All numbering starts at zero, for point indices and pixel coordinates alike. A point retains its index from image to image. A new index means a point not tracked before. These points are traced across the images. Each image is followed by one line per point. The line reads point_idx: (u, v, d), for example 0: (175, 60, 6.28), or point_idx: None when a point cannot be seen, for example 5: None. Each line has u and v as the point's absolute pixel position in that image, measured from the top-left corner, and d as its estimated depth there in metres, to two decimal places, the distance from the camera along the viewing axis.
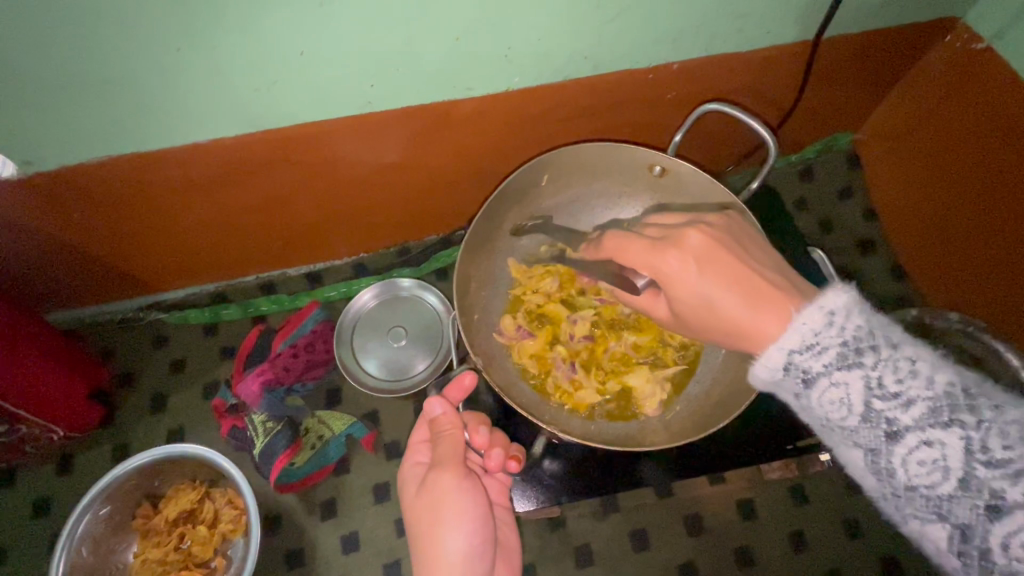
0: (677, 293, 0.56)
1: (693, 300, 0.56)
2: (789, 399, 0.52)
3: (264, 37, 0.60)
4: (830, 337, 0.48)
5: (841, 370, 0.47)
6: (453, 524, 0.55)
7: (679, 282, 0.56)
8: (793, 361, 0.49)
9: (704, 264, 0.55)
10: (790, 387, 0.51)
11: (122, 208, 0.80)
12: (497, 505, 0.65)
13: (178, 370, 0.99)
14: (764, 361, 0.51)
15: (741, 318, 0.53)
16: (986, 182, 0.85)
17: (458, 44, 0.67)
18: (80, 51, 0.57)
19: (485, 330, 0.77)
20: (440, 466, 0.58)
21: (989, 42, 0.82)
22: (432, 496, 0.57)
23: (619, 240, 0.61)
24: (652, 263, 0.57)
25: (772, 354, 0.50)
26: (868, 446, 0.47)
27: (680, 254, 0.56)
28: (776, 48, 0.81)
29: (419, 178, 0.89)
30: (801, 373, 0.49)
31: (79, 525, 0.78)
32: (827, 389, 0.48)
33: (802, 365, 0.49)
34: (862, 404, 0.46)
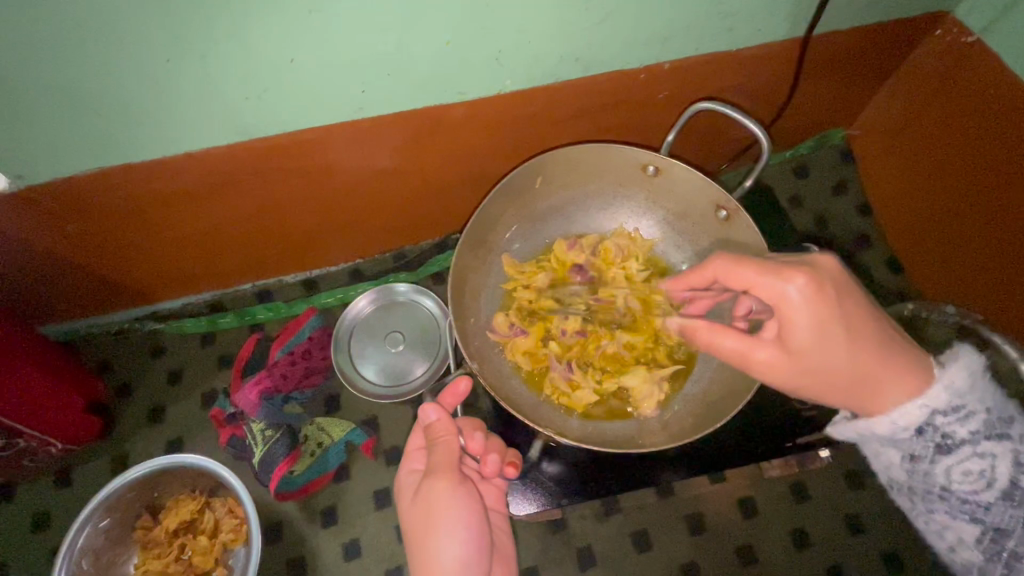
0: (799, 325, 0.53)
1: (824, 330, 0.53)
2: (896, 459, 0.59)
3: (254, 45, 0.60)
4: (974, 404, 0.55)
5: (986, 441, 0.54)
6: (448, 532, 0.55)
7: (812, 311, 0.52)
8: (932, 423, 0.55)
9: (839, 293, 0.53)
10: (915, 448, 0.56)
11: (115, 219, 0.79)
12: (492, 511, 0.64)
13: (175, 381, 0.98)
14: (897, 419, 0.56)
15: (866, 356, 0.54)
16: (978, 176, 0.86)
17: (449, 48, 0.67)
18: (69, 62, 0.57)
19: (478, 332, 0.76)
20: (435, 473, 0.57)
21: (979, 36, 0.82)
22: (426, 504, 0.56)
23: (727, 267, 0.57)
24: (783, 288, 0.53)
25: (909, 411, 0.55)
26: (997, 523, 0.54)
27: (815, 281, 0.53)
28: (768, 46, 0.80)
29: (414, 183, 0.88)
30: (940, 438, 0.55)
31: (79, 538, 0.78)
32: (968, 459, 0.54)
33: (943, 428, 0.55)
34: (1003, 478, 0.54)
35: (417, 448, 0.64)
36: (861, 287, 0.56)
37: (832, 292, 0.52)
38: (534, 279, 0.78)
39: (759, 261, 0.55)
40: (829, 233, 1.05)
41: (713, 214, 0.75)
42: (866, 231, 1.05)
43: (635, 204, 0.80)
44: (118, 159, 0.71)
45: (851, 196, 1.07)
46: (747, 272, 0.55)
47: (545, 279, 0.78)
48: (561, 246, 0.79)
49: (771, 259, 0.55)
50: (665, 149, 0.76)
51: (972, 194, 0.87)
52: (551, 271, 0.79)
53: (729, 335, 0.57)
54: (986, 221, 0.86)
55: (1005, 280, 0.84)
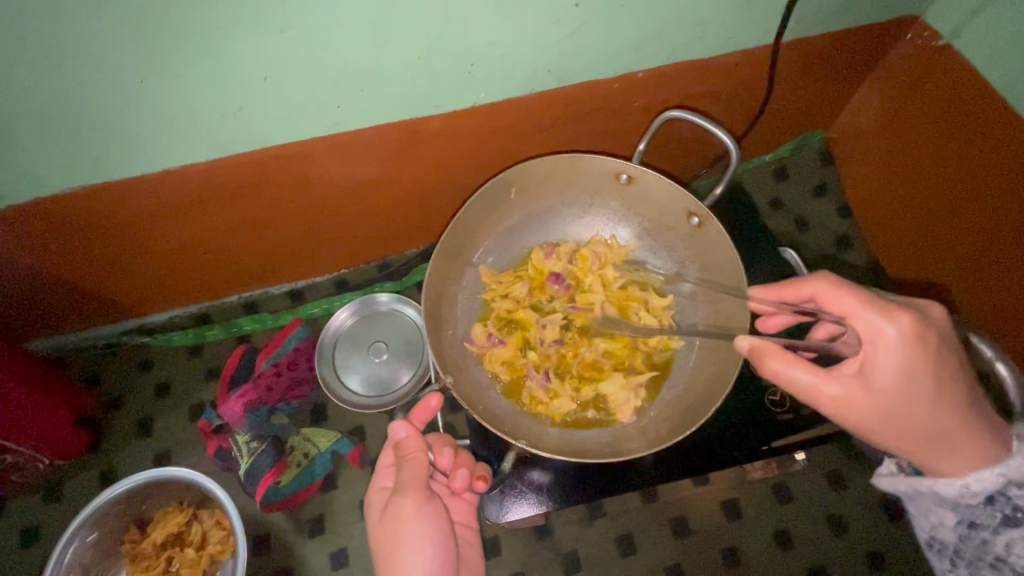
0: (889, 364, 0.51)
1: (908, 376, 0.51)
2: (950, 521, 0.57)
3: (227, 65, 0.61)
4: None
5: None
6: (412, 550, 0.55)
7: (906, 353, 0.50)
8: (1004, 493, 0.53)
9: (938, 349, 0.51)
10: (980, 515, 0.54)
11: (98, 236, 0.80)
12: (458, 524, 0.67)
13: (163, 394, 0.99)
14: (969, 482, 0.53)
15: (949, 422, 0.52)
16: (952, 175, 0.87)
17: (421, 64, 0.68)
18: (43, 86, 0.58)
19: (456, 343, 0.77)
20: (402, 490, 0.58)
21: (948, 40, 0.83)
22: (392, 522, 0.57)
23: (827, 291, 0.55)
24: (881, 319, 0.51)
25: (986, 478, 0.53)
26: None
27: (916, 324, 0.51)
28: (739, 53, 0.81)
29: (394, 194, 0.89)
30: (1010, 509, 0.53)
31: (67, 552, 0.78)
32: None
33: (1015, 500, 0.53)
34: None
35: (386, 466, 0.65)
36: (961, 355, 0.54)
37: (935, 342, 0.50)
38: (512, 289, 0.79)
39: (862, 292, 0.53)
40: (810, 235, 1.05)
41: (686, 220, 0.76)
42: (847, 232, 1.05)
43: (610, 211, 0.81)
44: (99, 178, 0.72)
45: (831, 198, 1.08)
46: (845, 299, 0.53)
47: (523, 289, 0.79)
48: (537, 254, 0.80)
49: (876, 295, 0.53)
50: (637, 158, 0.77)
51: (950, 193, 0.87)
52: (528, 282, 0.80)
53: (802, 364, 0.54)
54: (965, 220, 0.86)
55: (986, 278, 0.84)
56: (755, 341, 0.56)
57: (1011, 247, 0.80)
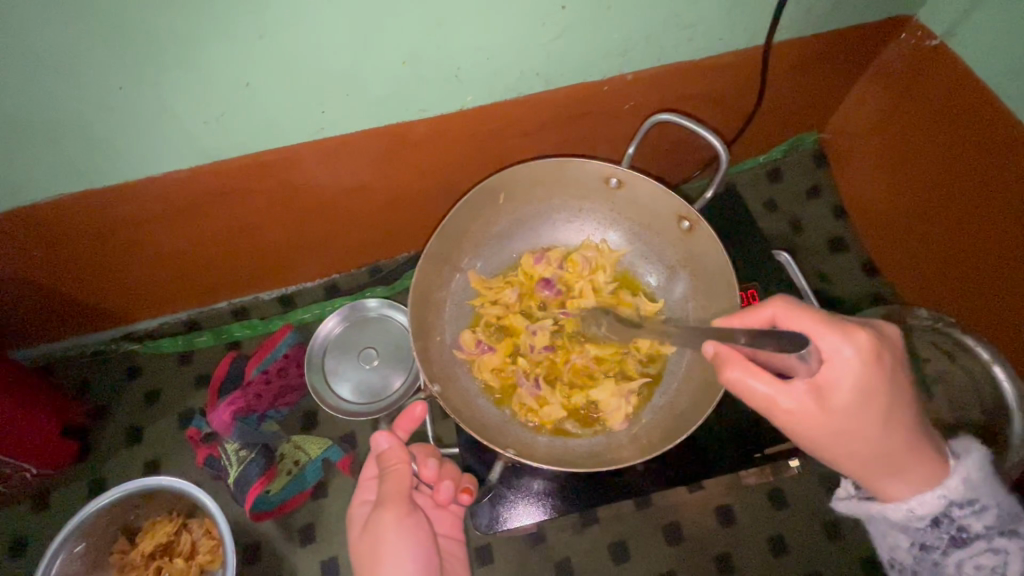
0: (846, 385, 0.48)
1: (862, 398, 0.48)
2: (902, 544, 0.54)
3: (207, 71, 0.60)
4: (987, 498, 0.51)
5: (1000, 536, 0.51)
6: (393, 565, 0.55)
7: (864, 376, 0.47)
8: (948, 513, 0.51)
9: (891, 369, 0.49)
10: (927, 537, 0.52)
11: (81, 244, 0.79)
12: (444, 537, 0.67)
13: (153, 402, 0.98)
14: (914, 505, 0.51)
15: (898, 447, 0.50)
16: (949, 175, 0.85)
17: (406, 68, 0.67)
18: (18, 94, 0.57)
19: (444, 350, 0.76)
20: (382, 505, 0.57)
21: (942, 39, 0.82)
22: (372, 538, 0.56)
23: (785, 313, 0.51)
24: (840, 339, 0.48)
25: (929, 500, 0.51)
26: None
27: (870, 344, 0.48)
28: (730, 54, 0.80)
29: (382, 199, 0.88)
30: (956, 530, 0.51)
31: (54, 564, 0.77)
32: (981, 553, 0.51)
33: (959, 520, 0.51)
34: None
35: (369, 478, 0.67)
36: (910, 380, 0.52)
37: (892, 364, 0.48)
38: (501, 295, 0.78)
39: (819, 311, 0.50)
40: (805, 237, 1.04)
41: (677, 224, 0.75)
42: (841, 233, 1.04)
43: (600, 215, 0.80)
44: (80, 186, 0.71)
45: (825, 199, 1.07)
46: (807, 319, 0.50)
47: (513, 295, 0.78)
48: (527, 260, 0.80)
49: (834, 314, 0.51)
50: (627, 161, 0.76)
51: (947, 193, 0.86)
52: (518, 287, 0.79)
53: (760, 377, 0.50)
54: (962, 220, 0.85)
55: (983, 279, 0.83)
56: (718, 346, 0.52)
57: (1009, 248, 0.79)
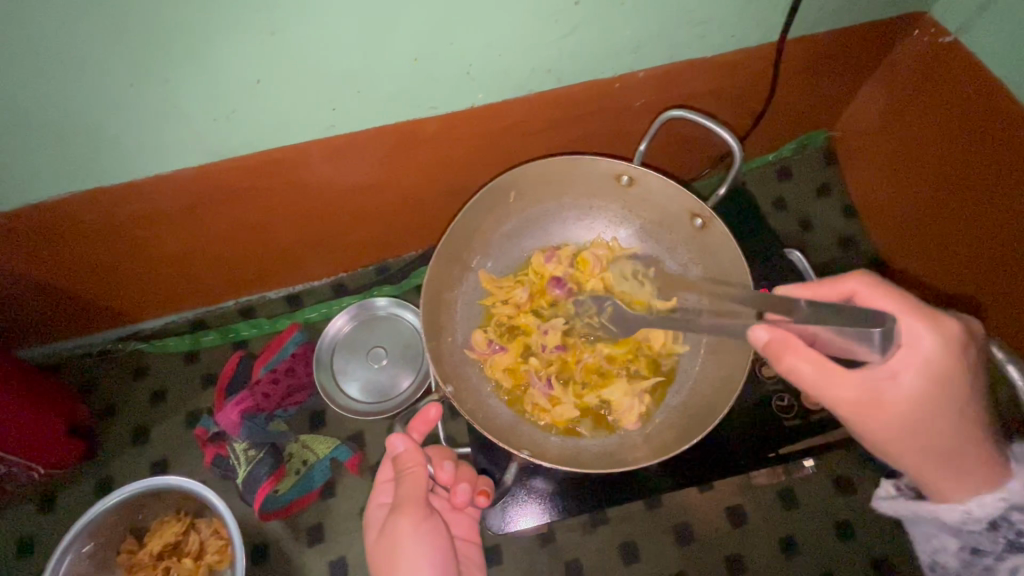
0: (919, 372, 0.50)
1: (936, 384, 0.49)
2: (952, 545, 0.57)
3: (218, 68, 0.59)
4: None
5: None
6: (410, 570, 0.55)
7: (942, 365, 0.49)
8: (1007, 518, 0.52)
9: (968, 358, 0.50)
10: (982, 539, 0.54)
11: (89, 243, 0.79)
12: (460, 541, 0.66)
13: (159, 401, 0.98)
14: (971, 508, 0.52)
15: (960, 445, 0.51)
16: (962, 174, 0.85)
17: (417, 65, 0.66)
18: (28, 92, 0.57)
19: (455, 350, 0.76)
20: (399, 509, 0.58)
21: (955, 35, 0.81)
22: (389, 542, 0.57)
23: (865, 291, 0.54)
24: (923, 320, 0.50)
25: (988, 503, 0.52)
26: None
27: (956, 331, 0.50)
28: (742, 51, 0.80)
29: (391, 198, 0.88)
30: (1014, 533, 0.52)
31: (62, 565, 0.76)
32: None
33: (1017, 525, 0.52)
34: None
35: (385, 480, 0.67)
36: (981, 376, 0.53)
37: (964, 355, 0.50)
38: (512, 294, 0.78)
39: (900, 296, 0.52)
40: (814, 236, 1.04)
41: (690, 222, 0.74)
42: (852, 232, 1.04)
43: (612, 214, 0.80)
44: (88, 185, 0.71)
45: (835, 197, 1.06)
46: (886, 299, 0.52)
47: (524, 295, 0.78)
48: (538, 258, 0.79)
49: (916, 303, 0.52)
50: (639, 159, 0.76)
51: (958, 191, 0.86)
52: (529, 287, 0.79)
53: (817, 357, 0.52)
54: (972, 219, 0.84)
55: (992, 278, 0.83)
56: (771, 334, 0.54)
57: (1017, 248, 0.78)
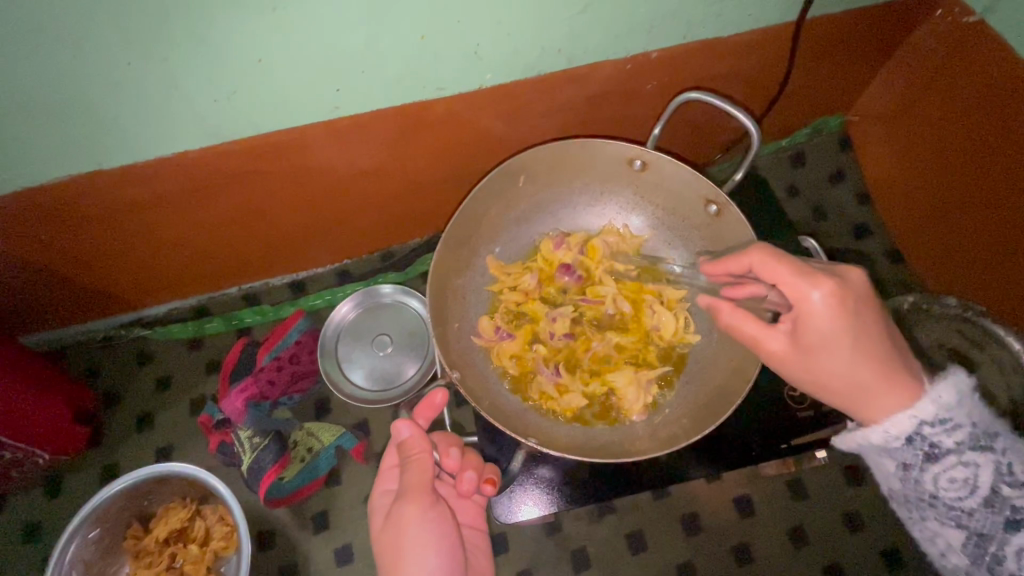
0: (815, 325, 0.53)
1: (830, 342, 0.53)
2: (889, 469, 0.54)
3: (218, 46, 0.57)
4: (962, 416, 0.50)
5: (971, 450, 0.49)
6: (418, 556, 0.56)
7: (832, 317, 0.52)
8: (920, 432, 0.51)
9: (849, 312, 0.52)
10: (903, 457, 0.52)
11: (90, 227, 0.77)
12: (468, 529, 0.67)
13: (163, 388, 0.97)
14: (888, 426, 0.52)
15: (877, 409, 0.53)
16: (980, 160, 0.82)
17: (424, 43, 0.64)
18: (23, 70, 0.55)
19: (463, 337, 0.74)
20: (406, 495, 0.58)
21: (981, 16, 0.78)
22: (396, 528, 0.58)
23: (763, 261, 0.56)
24: (800, 288, 0.53)
25: (901, 420, 0.51)
26: (980, 530, 0.49)
27: (830, 292, 0.52)
28: (758, 31, 0.77)
29: (396, 181, 0.86)
30: (928, 446, 0.51)
31: (67, 551, 0.76)
32: (953, 467, 0.50)
33: (931, 437, 0.50)
34: (986, 485, 0.49)
35: (389, 467, 0.67)
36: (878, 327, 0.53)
37: (854, 304, 0.52)
38: (520, 281, 0.77)
39: (793, 260, 0.54)
40: (827, 223, 1.02)
41: (704, 208, 0.72)
42: (865, 220, 1.02)
43: (623, 199, 0.78)
44: (87, 168, 0.69)
45: (849, 184, 1.04)
46: (779, 268, 0.54)
47: (532, 281, 0.77)
48: (546, 245, 0.78)
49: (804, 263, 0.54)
50: (652, 142, 0.74)
51: (976, 177, 0.83)
52: (538, 273, 0.78)
53: (748, 319, 0.57)
54: (993, 206, 0.82)
55: (997, 263, 0.82)
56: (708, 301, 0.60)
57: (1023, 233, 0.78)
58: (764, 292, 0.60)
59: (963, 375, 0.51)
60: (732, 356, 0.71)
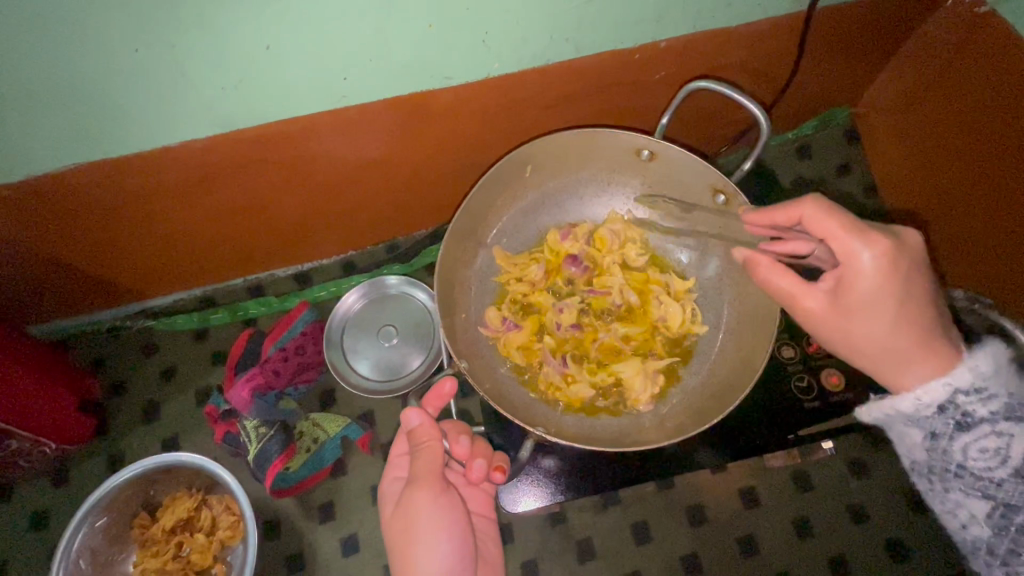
0: (861, 285, 0.54)
1: (874, 302, 0.53)
2: (916, 439, 0.55)
3: (226, 33, 0.57)
4: (998, 386, 0.51)
5: (1006, 421, 0.50)
6: (428, 542, 0.56)
7: (880, 278, 0.53)
8: (953, 401, 0.52)
9: (897, 273, 0.53)
10: (933, 426, 0.53)
11: (95, 215, 0.77)
12: (477, 517, 0.68)
13: (168, 379, 0.97)
14: (919, 395, 0.53)
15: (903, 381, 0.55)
16: (986, 153, 0.82)
17: (432, 31, 0.63)
18: (30, 56, 0.55)
19: (470, 327, 0.74)
20: (416, 482, 0.58)
21: (993, 5, 0.78)
22: (406, 515, 0.58)
23: (814, 216, 0.56)
24: (849, 245, 0.54)
25: (933, 388, 0.53)
26: (1007, 499, 0.51)
27: (879, 253, 0.53)
28: (767, 21, 0.77)
29: (403, 171, 0.86)
30: (960, 415, 0.52)
31: (75, 539, 0.77)
32: (985, 437, 0.51)
33: (964, 407, 0.52)
34: (1018, 456, 0.50)
35: (399, 455, 0.67)
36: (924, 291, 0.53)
37: (907, 268, 0.53)
38: (528, 271, 0.76)
39: (849, 219, 0.55)
40: None
41: (712, 199, 0.72)
42: (871, 213, 1.01)
43: (630, 189, 0.78)
44: (93, 156, 0.69)
45: (856, 177, 1.04)
46: (830, 224, 0.55)
47: (540, 272, 0.77)
48: (553, 236, 0.77)
49: (860, 222, 0.55)
50: (660, 133, 0.74)
51: (981, 169, 0.83)
52: (545, 264, 0.77)
53: (786, 275, 0.58)
54: (998, 200, 0.82)
55: (1000, 256, 0.83)
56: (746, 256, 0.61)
57: None
58: (806, 248, 0.60)
59: (1002, 349, 0.52)
60: (740, 349, 0.71)
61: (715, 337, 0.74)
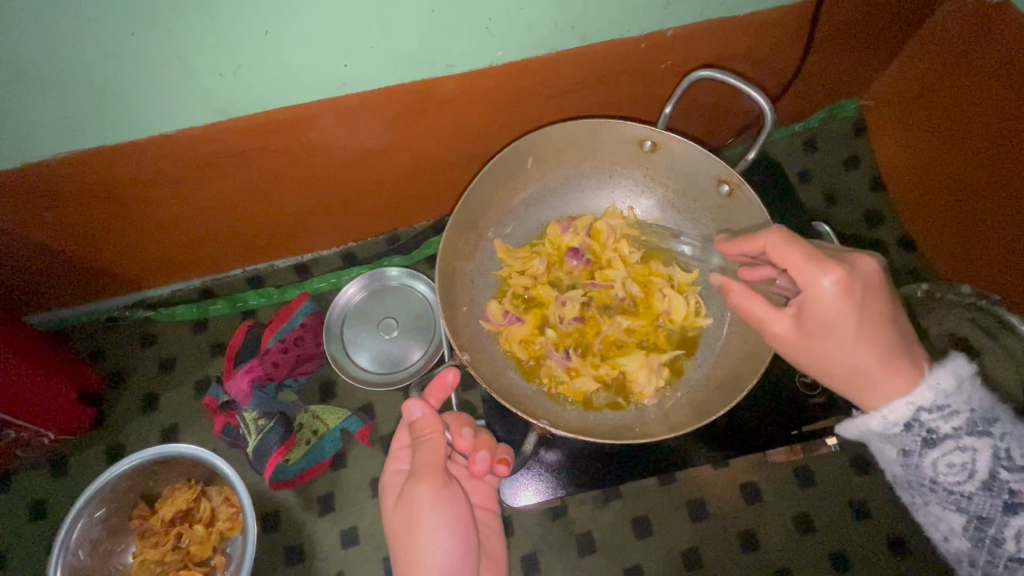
0: (820, 311, 0.53)
1: (834, 328, 0.53)
2: (890, 456, 0.53)
3: (224, 17, 0.55)
4: (960, 402, 0.50)
5: (970, 436, 0.49)
6: (429, 536, 0.56)
7: (838, 304, 0.52)
8: (918, 418, 0.50)
9: (856, 299, 0.52)
10: (903, 443, 0.51)
11: (92, 204, 0.76)
12: (479, 510, 0.67)
13: (167, 370, 0.97)
14: (885, 414, 0.51)
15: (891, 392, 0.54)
16: (994, 145, 0.81)
17: (435, 17, 0.62)
18: (23, 41, 0.53)
19: (471, 321, 0.74)
20: (416, 477, 0.58)
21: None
22: (407, 509, 0.57)
23: (776, 243, 0.55)
24: (806, 274, 0.53)
25: (898, 407, 0.51)
26: (979, 512, 0.49)
27: (838, 279, 0.52)
28: (775, 10, 0.75)
29: (403, 161, 0.84)
30: (926, 432, 0.50)
31: (73, 531, 0.77)
32: (951, 452, 0.49)
33: (929, 424, 0.50)
34: (983, 469, 0.49)
35: (399, 448, 0.66)
36: (885, 314, 0.52)
37: (862, 295, 0.52)
38: (529, 265, 0.76)
39: (805, 247, 0.54)
40: (838, 211, 1.01)
41: (716, 189, 0.71)
42: (876, 207, 1.00)
43: (633, 180, 0.77)
44: (91, 143, 0.68)
45: (862, 170, 1.02)
46: (790, 252, 0.54)
47: (541, 266, 0.76)
48: (556, 228, 0.76)
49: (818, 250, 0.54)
50: (664, 122, 0.72)
51: (990, 163, 0.82)
52: (547, 258, 0.77)
53: (755, 299, 0.58)
54: (1005, 193, 0.81)
55: (1004, 251, 0.82)
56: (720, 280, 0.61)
57: None
58: (775, 276, 0.60)
59: (965, 362, 0.50)
60: (743, 342, 0.70)
61: (720, 330, 0.73)
